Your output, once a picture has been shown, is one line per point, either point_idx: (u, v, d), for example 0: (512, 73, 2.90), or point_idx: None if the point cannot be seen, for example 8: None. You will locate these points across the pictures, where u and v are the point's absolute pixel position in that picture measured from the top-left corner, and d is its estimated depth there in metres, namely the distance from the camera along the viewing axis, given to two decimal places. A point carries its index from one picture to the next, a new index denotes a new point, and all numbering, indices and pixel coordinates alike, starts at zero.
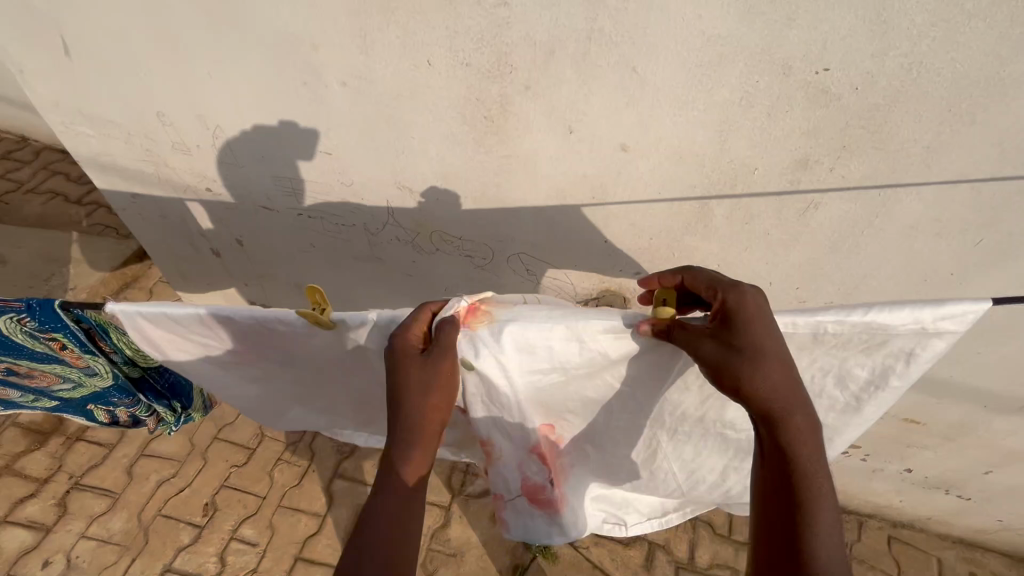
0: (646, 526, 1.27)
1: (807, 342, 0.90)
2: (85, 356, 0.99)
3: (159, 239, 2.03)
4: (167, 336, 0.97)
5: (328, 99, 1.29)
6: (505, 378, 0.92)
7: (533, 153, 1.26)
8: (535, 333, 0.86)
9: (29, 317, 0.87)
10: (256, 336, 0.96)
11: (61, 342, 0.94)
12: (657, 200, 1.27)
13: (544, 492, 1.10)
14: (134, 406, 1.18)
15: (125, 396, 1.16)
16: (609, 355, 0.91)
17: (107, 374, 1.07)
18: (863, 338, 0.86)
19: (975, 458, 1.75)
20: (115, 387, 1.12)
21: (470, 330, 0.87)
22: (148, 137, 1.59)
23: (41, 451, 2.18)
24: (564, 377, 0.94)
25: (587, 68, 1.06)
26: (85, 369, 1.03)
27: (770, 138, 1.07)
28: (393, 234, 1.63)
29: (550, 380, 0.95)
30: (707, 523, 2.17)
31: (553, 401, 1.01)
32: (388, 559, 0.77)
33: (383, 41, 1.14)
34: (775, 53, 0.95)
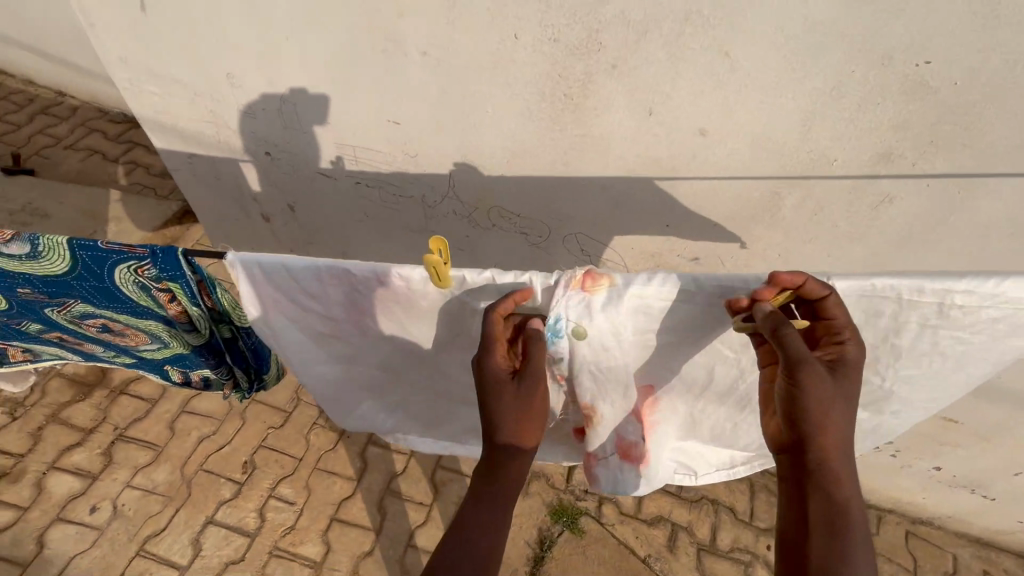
0: (714, 476, 1.30)
1: (929, 316, 0.89)
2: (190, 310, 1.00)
3: (210, 202, 2.05)
4: (276, 292, 1.01)
5: (406, 68, 1.29)
6: (619, 337, 0.96)
7: (608, 132, 1.27)
8: (654, 297, 0.90)
9: (150, 264, 0.89)
10: (369, 298, 1.01)
11: (172, 294, 0.96)
12: (728, 186, 1.28)
13: (636, 448, 1.12)
14: (219, 365, 1.20)
15: (212, 355, 1.18)
16: (722, 319, 0.94)
17: (203, 331, 1.08)
18: (989, 311, 0.86)
19: (1007, 460, 1.77)
20: (205, 345, 1.14)
21: (590, 293, 0.90)
22: (214, 98, 1.60)
23: (85, 402, 2.23)
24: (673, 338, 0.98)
25: (680, 50, 1.06)
26: (182, 323, 1.05)
27: (856, 129, 1.07)
28: (451, 207, 1.64)
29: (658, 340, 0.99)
30: (730, 509, 2.21)
31: (655, 363, 1.05)
32: (486, 558, 0.90)
33: (472, 12, 1.14)
34: (877, 43, 0.95)
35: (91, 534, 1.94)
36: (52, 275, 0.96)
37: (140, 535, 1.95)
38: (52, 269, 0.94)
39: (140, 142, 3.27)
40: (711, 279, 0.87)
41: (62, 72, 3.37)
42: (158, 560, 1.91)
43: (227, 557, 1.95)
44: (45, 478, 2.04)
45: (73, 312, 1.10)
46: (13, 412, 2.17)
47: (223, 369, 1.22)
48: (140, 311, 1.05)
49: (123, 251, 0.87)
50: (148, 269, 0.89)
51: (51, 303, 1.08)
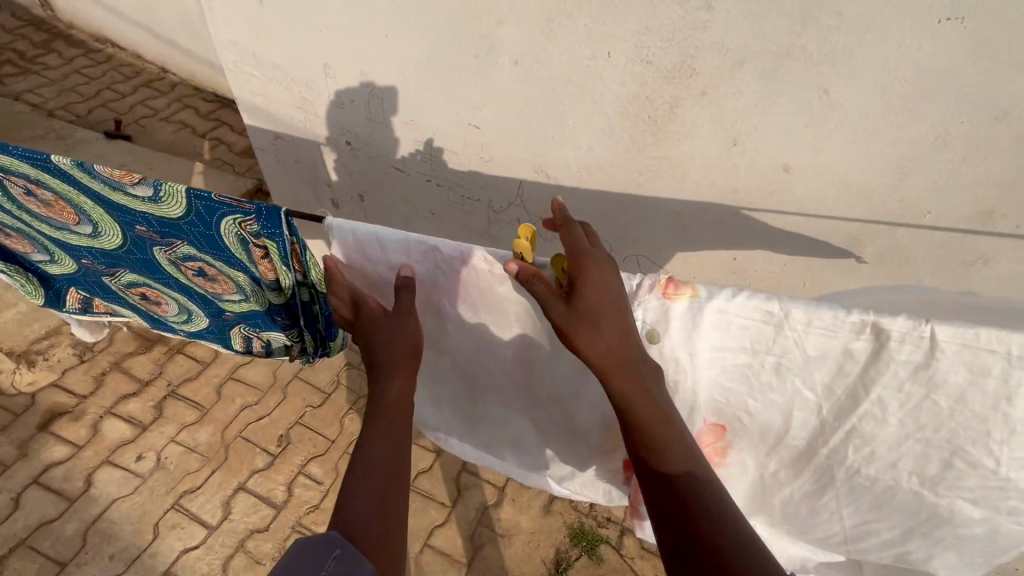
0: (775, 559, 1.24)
1: None
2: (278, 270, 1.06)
3: (286, 183, 2.16)
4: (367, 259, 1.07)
5: (495, 75, 1.33)
6: (693, 352, 0.91)
7: (686, 158, 1.26)
8: (738, 314, 0.83)
9: (255, 219, 0.95)
10: (451, 278, 1.05)
11: (266, 251, 1.02)
12: (805, 226, 1.25)
13: None
14: (290, 329, 1.26)
15: (285, 318, 1.24)
16: (808, 356, 0.84)
17: (284, 292, 1.14)
18: None
19: None
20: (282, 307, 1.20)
21: (668, 300, 0.85)
22: (307, 86, 1.69)
23: (146, 355, 2.37)
24: (757, 369, 0.89)
25: (776, 83, 1.05)
26: (269, 281, 1.12)
27: (955, 183, 1.03)
28: (515, 215, 1.67)
29: (740, 367, 0.91)
30: None
31: (735, 397, 0.96)
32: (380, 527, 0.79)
33: (569, 27, 1.17)
34: (992, 96, 0.91)
35: (133, 480, 2.03)
36: (169, 219, 1.05)
37: (177, 490, 2.02)
38: (169, 212, 1.03)
39: (226, 122, 3.49)
40: (803, 305, 0.80)
41: (168, 51, 3.65)
42: (189, 517, 1.97)
43: (253, 525, 1.98)
44: (101, 421, 2.16)
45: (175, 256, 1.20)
46: (81, 355, 2.31)
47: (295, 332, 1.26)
48: (233, 263, 1.12)
49: (231, 204, 0.94)
50: (252, 223, 0.96)
51: (161, 245, 1.18)
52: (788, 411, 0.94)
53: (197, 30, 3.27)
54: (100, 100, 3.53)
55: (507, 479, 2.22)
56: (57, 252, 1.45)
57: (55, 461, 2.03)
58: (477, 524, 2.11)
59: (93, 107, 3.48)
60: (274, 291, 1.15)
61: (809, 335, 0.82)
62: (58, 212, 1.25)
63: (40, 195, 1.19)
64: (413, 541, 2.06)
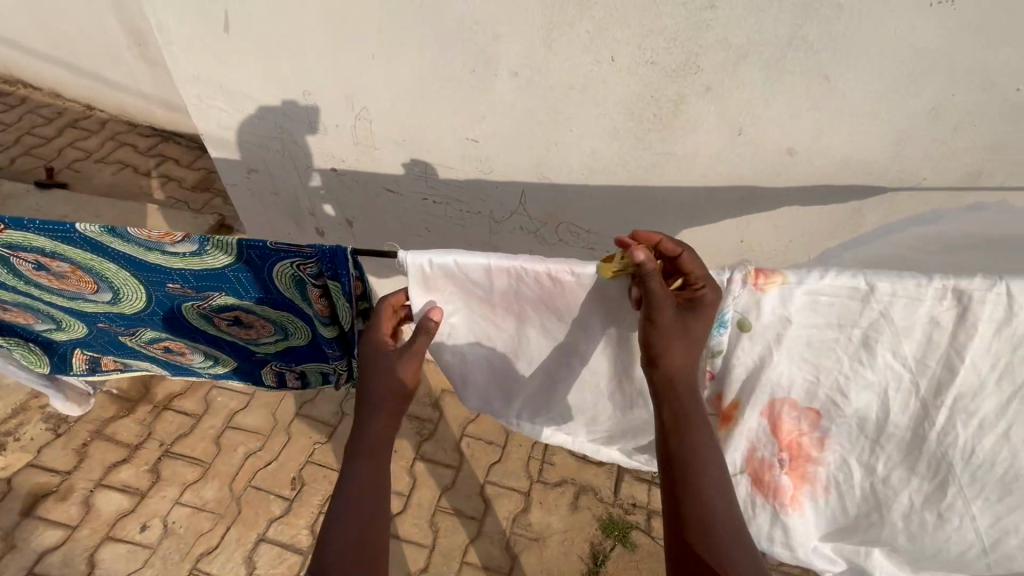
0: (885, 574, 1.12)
1: None
2: (333, 306, 1.08)
3: (265, 216, 2.06)
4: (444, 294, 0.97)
5: (493, 88, 1.32)
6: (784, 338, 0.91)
7: (691, 151, 1.30)
8: (827, 295, 0.85)
9: (312, 261, 0.98)
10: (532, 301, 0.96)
11: (322, 289, 1.04)
12: (808, 202, 1.32)
13: (770, 473, 1.06)
14: (340, 363, 1.26)
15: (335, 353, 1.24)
16: (899, 329, 0.85)
17: (336, 329, 1.15)
18: None
19: None
20: (332, 342, 1.20)
21: (760, 290, 0.86)
22: (286, 115, 1.61)
23: (129, 417, 2.21)
24: (848, 349, 0.90)
25: (779, 73, 1.10)
26: (322, 318, 1.13)
27: (948, 149, 1.12)
28: (518, 223, 1.66)
29: (831, 348, 0.91)
30: None
31: (829, 386, 0.95)
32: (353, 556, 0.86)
33: (570, 35, 1.17)
34: (980, 69, 0.99)
35: (142, 552, 1.90)
36: (215, 269, 1.08)
37: (193, 553, 1.92)
38: (216, 263, 1.05)
39: (170, 156, 3.28)
40: (889, 279, 0.82)
41: (92, 88, 3.38)
42: None
43: None
44: (93, 495, 2.00)
45: (215, 304, 1.22)
46: (56, 429, 2.14)
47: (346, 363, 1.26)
48: (284, 300, 1.15)
49: (291, 249, 0.97)
50: (309, 264, 0.99)
51: (198, 297, 1.21)
52: (886, 395, 0.92)
53: (126, 62, 3.04)
54: (22, 148, 3.24)
55: (531, 483, 2.23)
56: (64, 318, 1.44)
57: (50, 547, 1.88)
58: (510, 533, 2.11)
59: (16, 156, 3.19)
60: (325, 328, 1.15)
61: (894, 306, 0.83)
62: (78, 281, 1.24)
63: (55, 267, 1.19)
64: (449, 561, 2.04)
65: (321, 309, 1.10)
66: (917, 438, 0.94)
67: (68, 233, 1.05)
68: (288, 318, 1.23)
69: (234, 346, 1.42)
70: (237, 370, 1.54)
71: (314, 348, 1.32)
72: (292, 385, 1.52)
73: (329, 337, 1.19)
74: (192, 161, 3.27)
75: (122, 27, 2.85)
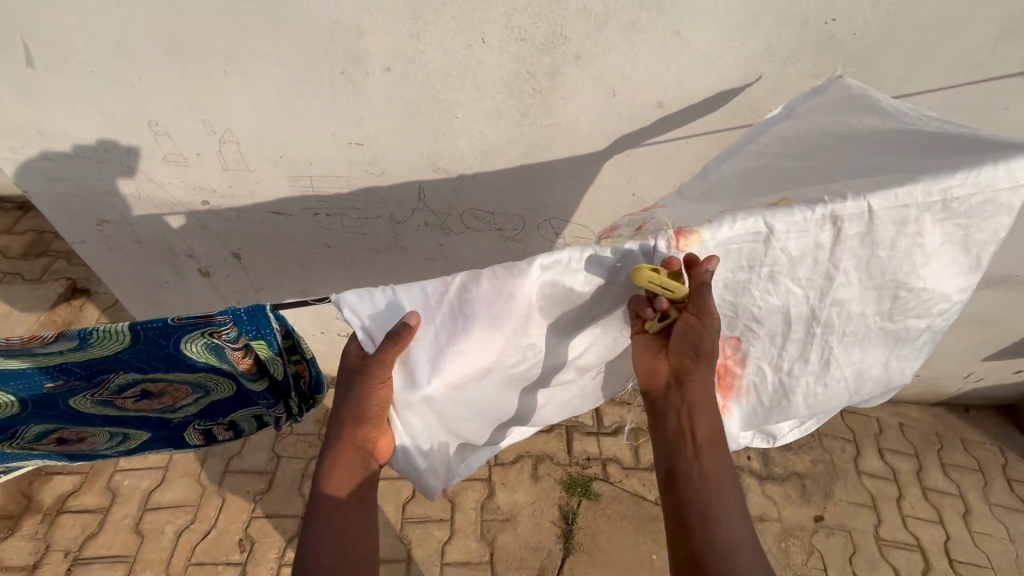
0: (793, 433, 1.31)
1: (936, 210, 1.00)
2: (257, 361, 1.06)
3: (133, 268, 1.83)
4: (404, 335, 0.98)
5: (367, 87, 1.27)
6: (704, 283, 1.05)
7: (574, 119, 1.36)
8: (731, 239, 0.99)
9: (224, 328, 0.95)
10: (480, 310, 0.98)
11: (242, 349, 1.01)
12: (683, 147, 1.44)
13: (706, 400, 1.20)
14: (277, 411, 1.24)
15: (270, 403, 1.22)
16: (788, 255, 1.02)
17: (266, 382, 1.13)
18: (980, 198, 0.99)
19: None
20: (264, 394, 1.18)
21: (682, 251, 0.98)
22: (133, 151, 1.42)
23: (16, 535, 1.88)
24: (754, 280, 1.06)
25: (637, 34, 1.18)
26: (247, 375, 1.10)
27: (784, 82, 1.29)
28: (422, 219, 1.63)
29: (742, 282, 1.06)
30: None
31: (741, 311, 1.11)
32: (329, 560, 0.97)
33: (437, 23, 1.15)
34: (796, 9, 1.15)
35: None
36: (109, 354, 1.01)
37: None
38: (108, 349, 0.99)
39: None
40: (774, 215, 0.98)
41: None
42: None
43: None
44: None
45: (115, 389, 1.14)
46: None
47: (282, 406, 1.22)
48: (196, 366, 1.08)
49: (196, 321, 0.93)
50: (220, 329, 0.96)
51: (92, 386, 1.13)
52: (785, 308, 1.10)
53: None
54: None
55: (490, 468, 2.25)
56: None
57: None
58: (482, 521, 2.13)
59: None
60: (254, 383, 1.13)
61: (788, 239, 1.00)
62: None
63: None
64: (429, 568, 2.02)
65: (246, 366, 1.07)
66: (810, 334, 1.13)
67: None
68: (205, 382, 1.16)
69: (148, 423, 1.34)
70: (155, 438, 1.43)
71: (242, 405, 1.27)
72: (223, 438, 1.45)
73: (261, 390, 1.16)
74: (13, 225, 2.76)
75: None
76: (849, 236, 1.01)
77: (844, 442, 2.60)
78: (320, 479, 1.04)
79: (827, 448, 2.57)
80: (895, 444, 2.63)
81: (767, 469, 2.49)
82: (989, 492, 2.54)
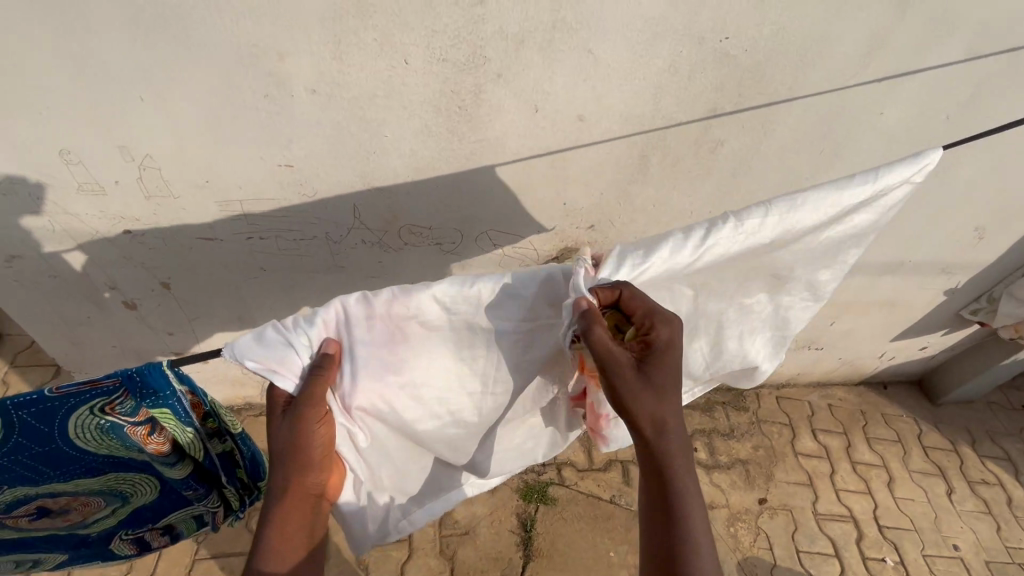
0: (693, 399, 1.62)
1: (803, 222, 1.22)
2: (169, 438, 1.05)
3: (48, 307, 1.72)
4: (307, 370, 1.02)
5: (293, 109, 1.27)
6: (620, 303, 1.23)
7: (501, 134, 1.41)
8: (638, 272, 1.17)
9: (120, 401, 0.94)
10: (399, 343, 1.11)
11: (150, 425, 1.00)
12: (606, 157, 1.52)
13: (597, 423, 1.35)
14: (204, 495, 1.23)
15: (193, 486, 1.20)
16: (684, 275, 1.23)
17: (186, 462, 1.12)
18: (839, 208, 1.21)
19: (824, 315, 2.39)
20: (186, 476, 1.16)
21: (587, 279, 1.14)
22: (42, 181, 1.35)
23: None
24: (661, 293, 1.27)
25: (552, 53, 1.26)
26: (162, 456, 1.08)
27: (690, 94, 1.40)
28: (359, 238, 1.64)
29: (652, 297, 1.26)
30: None
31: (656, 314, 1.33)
32: None
33: (358, 45, 1.18)
34: (693, 28, 1.25)
35: None
36: None
37: None
38: None
39: None
40: (668, 245, 1.17)
41: None
42: None
43: None
44: None
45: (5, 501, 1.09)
46: None
47: (216, 495, 1.24)
48: (96, 457, 1.05)
49: (84, 394, 0.91)
50: (117, 405, 0.94)
51: None
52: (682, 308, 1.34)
53: None
54: None
55: None
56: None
57: None
58: (440, 538, 2.11)
59: None
60: (173, 466, 1.12)
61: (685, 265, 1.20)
62: None
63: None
64: None
65: (157, 447, 1.05)
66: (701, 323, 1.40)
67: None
68: (118, 477, 1.14)
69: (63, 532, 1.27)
70: (77, 552, 1.38)
71: (164, 498, 1.24)
72: (159, 543, 1.41)
73: (182, 476, 1.16)
74: None
75: None
76: (728, 249, 1.20)
77: (780, 426, 2.77)
78: (260, 545, 1.05)
79: (766, 433, 2.73)
80: (826, 424, 2.83)
81: (713, 458, 2.61)
82: (909, 460, 2.77)
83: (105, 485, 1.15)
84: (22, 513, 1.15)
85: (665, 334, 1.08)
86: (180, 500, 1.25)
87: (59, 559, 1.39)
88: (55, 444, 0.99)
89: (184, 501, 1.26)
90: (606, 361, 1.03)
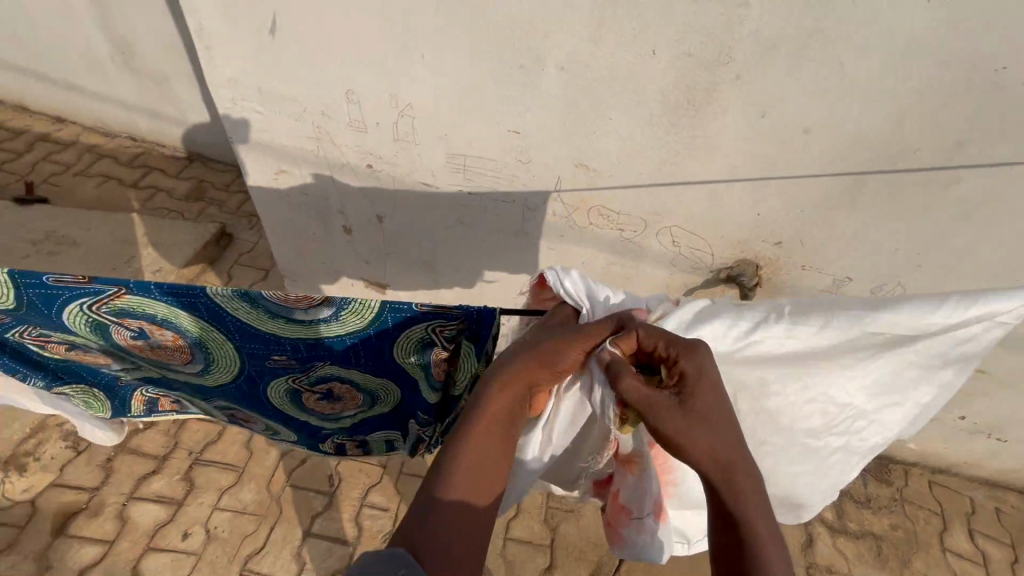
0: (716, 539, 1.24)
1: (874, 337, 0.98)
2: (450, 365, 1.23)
3: (291, 217, 2.10)
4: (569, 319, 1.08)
5: (539, 82, 1.44)
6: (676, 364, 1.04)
7: (720, 134, 1.45)
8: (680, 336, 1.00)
9: (450, 324, 1.11)
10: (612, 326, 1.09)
11: (448, 349, 1.18)
12: (820, 175, 1.49)
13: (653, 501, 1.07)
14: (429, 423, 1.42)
15: (427, 413, 1.39)
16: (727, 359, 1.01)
17: (441, 394, 1.30)
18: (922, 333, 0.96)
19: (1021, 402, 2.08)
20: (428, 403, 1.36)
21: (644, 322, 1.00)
22: (326, 114, 1.67)
23: (153, 429, 2.17)
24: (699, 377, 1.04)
25: (799, 62, 1.27)
26: (435, 381, 1.27)
27: (938, 123, 1.32)
28: (552, 209, 1.78)
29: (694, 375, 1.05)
30: None
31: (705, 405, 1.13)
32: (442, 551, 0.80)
33: (616, 31, 1.30)
34: (965, 54, 1.19)
35: (189, 559, 1.89)
36: (334, 337, 1.19)
37: (240, 555, 1.92)
38: (341, 332, 1.17)
39: (156, 167, 3.20)
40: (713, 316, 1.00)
41: (62, 97, 3.22)
42: None
43: (332, 567, 1.93)
44: (127, 508, 1.97)
45: (312, 375, 1.35)
46: (77, 446, 2.05)
47: (435, 428, 1.43)
48: (389, 362, 1.26)
49: (435, 314, 1.09)
50: (446, 327, 1.12)
51: (296, 368, 1.33)
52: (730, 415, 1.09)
53: (106, 71, 2.95)
54: None
55: None
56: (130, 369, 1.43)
57: (89, 563, 1.83)
58: (546, 507, 2.21)
59: None
60: (431, 391, 1.30)
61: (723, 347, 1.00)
62: (169, 351, 1.32)
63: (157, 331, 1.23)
64: (494, 538, 2.13)
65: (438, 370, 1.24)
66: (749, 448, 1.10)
67: (195, 296, 1.10)
68: (384, 385, 1.36)
69: (312, 418, 1.54)
70: (303, 439, 1.66)
71: (395, 410, 1.46)
72: (352, 453, 1.70)
73: (430, 400, 1.34)
74: (180, 172, 3.20)
75: (104, 34, 2.77)
76: (774, 351, 1.00)
77: (928, 513, 2.46)
78: (441, 472, 0.89)
79: (910, 517, 2.44)
80: (988, 528, 2.45)
81: (840, 523, 2.39)
82: None
83: (371, 386, 1.37)
84: (309, 389, 1.41)
85: (692, 366, 0.84)
86: (407, 419, 1.46)
87: (288, 436, 1.67)
88: (379, 343, 1.20)
89: (407, 422, 1.49)
90: (648, 408, 0.83)
